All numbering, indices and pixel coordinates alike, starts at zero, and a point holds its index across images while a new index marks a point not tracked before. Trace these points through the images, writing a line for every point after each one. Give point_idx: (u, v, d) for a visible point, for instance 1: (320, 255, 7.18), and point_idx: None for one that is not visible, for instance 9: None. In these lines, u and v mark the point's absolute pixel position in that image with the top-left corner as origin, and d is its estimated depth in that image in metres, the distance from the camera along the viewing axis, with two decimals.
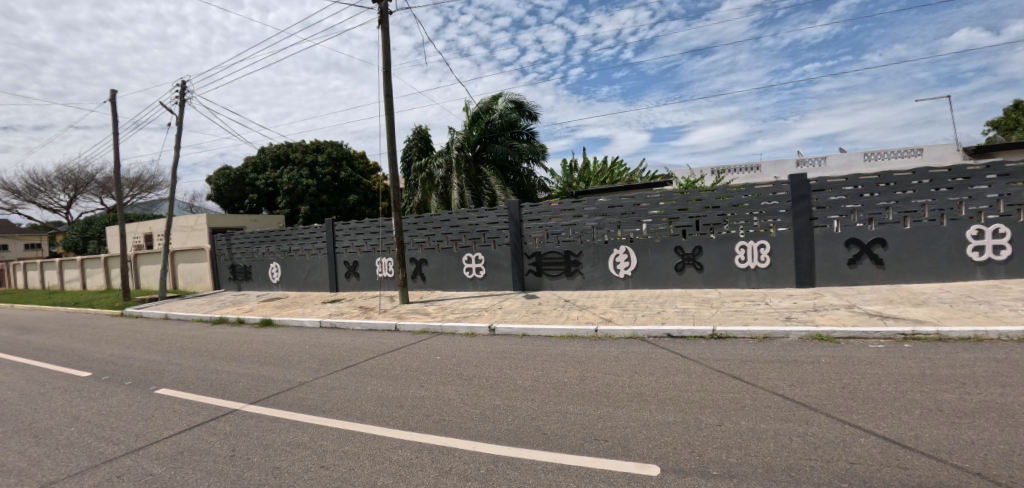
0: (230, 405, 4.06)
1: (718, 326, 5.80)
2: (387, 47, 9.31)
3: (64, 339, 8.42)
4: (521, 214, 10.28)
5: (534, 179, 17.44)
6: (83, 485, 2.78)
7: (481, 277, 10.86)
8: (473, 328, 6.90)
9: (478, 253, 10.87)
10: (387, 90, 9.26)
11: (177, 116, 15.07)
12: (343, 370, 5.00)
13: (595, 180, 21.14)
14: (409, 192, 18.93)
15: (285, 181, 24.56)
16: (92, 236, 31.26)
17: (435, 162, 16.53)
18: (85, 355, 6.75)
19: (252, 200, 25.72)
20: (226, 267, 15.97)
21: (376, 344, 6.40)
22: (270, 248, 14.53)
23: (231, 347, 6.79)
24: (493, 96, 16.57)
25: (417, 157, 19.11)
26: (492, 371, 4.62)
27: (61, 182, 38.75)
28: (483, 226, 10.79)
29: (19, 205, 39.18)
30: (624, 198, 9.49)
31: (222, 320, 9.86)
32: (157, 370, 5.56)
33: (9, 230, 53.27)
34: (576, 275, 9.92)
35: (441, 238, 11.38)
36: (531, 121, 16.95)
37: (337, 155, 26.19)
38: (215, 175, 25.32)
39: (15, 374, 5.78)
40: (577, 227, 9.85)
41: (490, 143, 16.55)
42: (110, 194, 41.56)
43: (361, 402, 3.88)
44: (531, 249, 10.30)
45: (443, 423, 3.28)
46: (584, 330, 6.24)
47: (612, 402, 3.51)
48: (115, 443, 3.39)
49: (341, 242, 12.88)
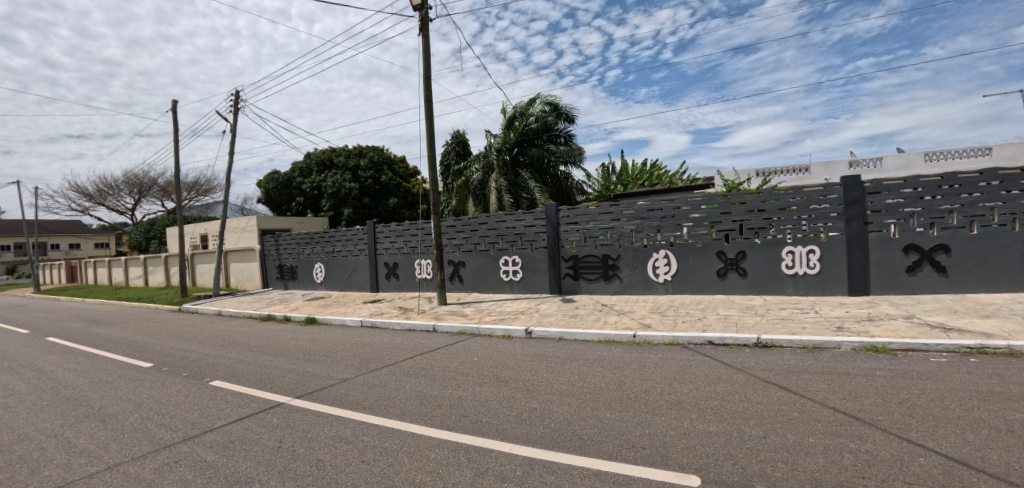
0: (278, 398, 4.23)
1: (764, 334, 5.56)
2: (427, 54, 9.50)
3: (128, 332, 9.08)
4: (558, 217, 10.23)
5: (572, 182, 17.37)
6: (145, 469, 2.97)
7: (518, 280, 10.89)
8: (509, 331, 6.91)
9: (514, 255, 10.92)
10: (426, 96, 9.45)
11: (230, 123, 15.89)
12: (383, 369, 5.11)
13: (634, 183, 20.87)
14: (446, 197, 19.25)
15: (329, 185, 25.55)
16: (154, 236, 33.57)
17: (472, 167, 16.76)
18: (148, 347, 7.22)
19: (299, 203, 26.93)
20: (274, 267, 16.71)
21: (415, 344, 6.52)
22: (314, 249, 15.14)
23: (279, 343, 7.10)
24: (530, 99, 16.62)
25: (455, 161, 19.41)
26: (528, 374, 4.61)
27: (127, 186, 41.77)
28: (520, 230, 10.82)
29: (91, 208, 42.70)
30: (663, 201, 9.28)
31: (270, 317, 10.34)
32: (211, 363, 5.89)
33: (83, 230, 58.18)
34: (614, 280, 9.78)
35: (479, 241, 11.48)
36: (568, 124, 16.86)
37: (378, 160, 26.92)
38: (266, 179, 26.72)
39: (88, 363, 6.28)
40: (615, 231, 9.72)
41: (527, 147, 16.59)
42: (170, 197, 44.58)
43: (400, 400, 3.97)
44: (568, 252, 10.23)
45: (480, 423, 3.31)
46: (623, 335, 6.13)
47: (650, 409, 3.43)
48: (172, 430, 3.61)
49: (381, 244, 13.23)
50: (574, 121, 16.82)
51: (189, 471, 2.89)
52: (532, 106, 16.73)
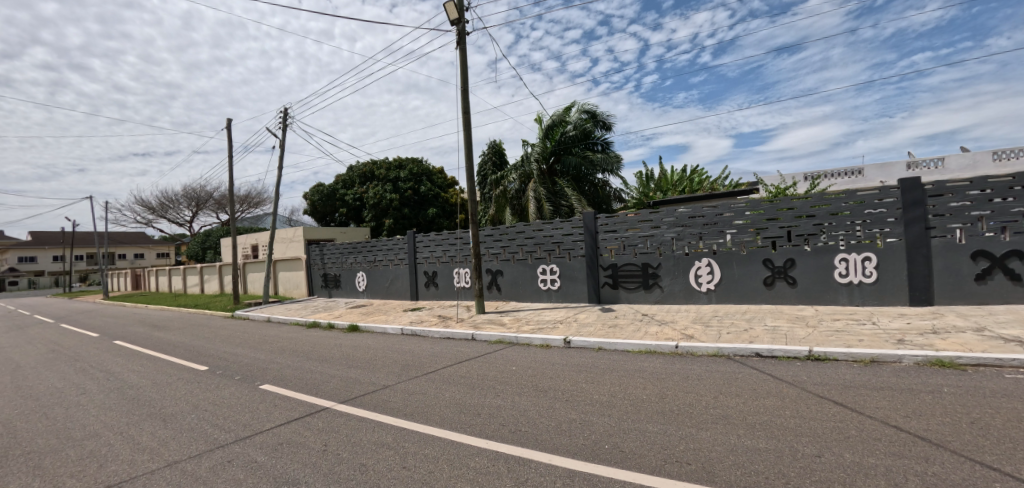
0: (323, 403, 4.38)
1: (816, 347, 5.26)
2: (464, 67, 9.69)
3: (186, 337, 9.68)
4: (596, 225, 10.15)
5: (611, 189, 17.28)
6: (201, 467, 3.14)
7: (556, 289, 10.84)
8: (548, 340, 6.87)
9: (551, 264, 10.89)
10: (464, 108, 9.63)
11: (279, 139, 16.77)
12: (423, 376, 5.19)
13: (674, 190, 20.43)
14: (484, 206, 19.50)
15: (371, 196, 26.43)
16: (210, 246, 35.73)
17: (509, 177, 16.84)
18: (204, 351, 7.64)
19: (343, 214, 28.03)
20: (319, 276, 17.37)
21: (454, 352, 6.58)
22: (356, 258, 15.64)
23: (324, 349, 7.35)
24: (566, 108, 16.62)
25: (492, 171, 19.66)
26: (567, 384, 4.56)
27: (186, 199, 44.79)
28: (558, 238, 10.79)
29: (155, 220, 46.02)
30: (705, 207, 9.02)
31: (316, 324, 10.73)
32: (262, 367, 6.16)
33: (147, 241, 62.64)
34: (655, 289, 9.56)
35: (516, 250, 11.53)
36: (605, 131, 16.77)
37: (417, 171, 27.57)
38: (312, 192, 28.03)
39: (151, 365, 6.70)
40: (655, 239, 9.52)
41: (565, 155, 16.55)
42: (224, 210, 47.41)
43: (440, 407, 4.01)
44: (607, 261, 10.10)
45: (519, 433, 3.29)
46: (664, 346, 5.97)
47: (694, 423, 3.30)
48: (226, 431, 3.79)
49: (421, 253, 13.50)
50: (612, 129, 16.70)
51: (240, 471, 3.02)
52: (568, 114, 16.70)
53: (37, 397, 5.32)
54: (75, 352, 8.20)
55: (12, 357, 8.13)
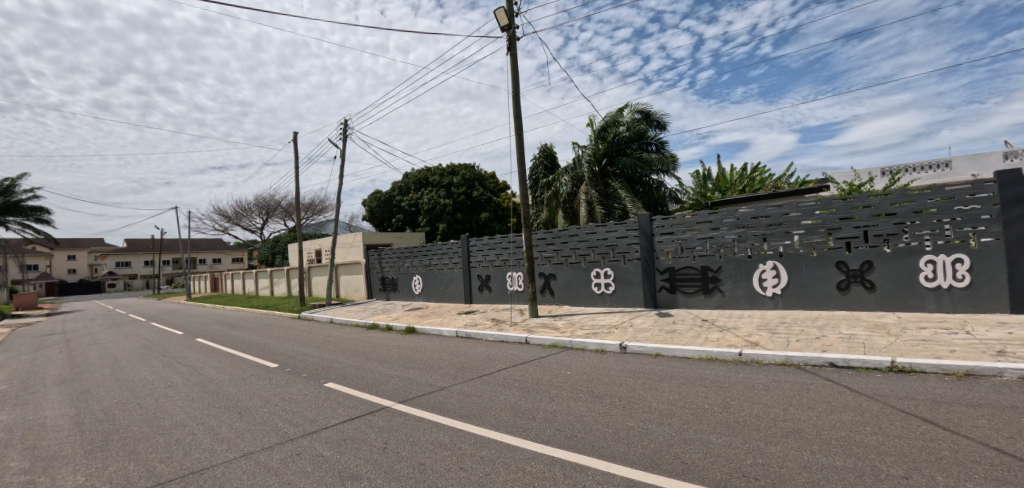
0: (383, 402, 4.55)
1: (899, 357, 4.82)
2: (515, 72, 9.79)
3: (256, 336, 10.41)
4: (651, 228, 9.89)
5: (665, 189, 17.01)
6: (273, 459, 3.36)
7: (611, 293, 10.67)
8: (603, 345, 6.77)
9: (605, 267, 10.75)
10: (516, 112, 9.72)
11: (339, 150, 17.72)
12: (477, 379, 5.27)
13: (734, 189, 19.53)
14: (535, 210, 19.52)
15: (426, 202, 27.31)
16: (278, 251, 38.34)
17: (561, 179, 16.76)
18: (275, 350, 8.18)
19: (399, 219, 29.20)
20: (377, 279, 18.13)
21: (509, 355, 6.63)
22: (412, 262, 16.17)
23: (383, 350, 7.66)
24: (618, 108, 16.39)
25: (543, 174, 19.67)
26: (625, 390, 4.46)
27: (258, 208, 48.31)
28: (612, 241, 10.63)
29: (230, 227, 50.05)
30: (769, 207, 8.55)
31: (374, 325, 11.19)
32: (326, 367, 6.50)
33: (222, 247, 68.08)
34: (715, 293, 9.18)
35: (569, 253, 11.50)
36: (659, 131, 16.40)
37: (470, 177, 28.04)
38: (370, 199, 29.44)
39: (229, 362, 7.27)
40: (715, 241, 9.14)
41: (618, 156, 16.31)
42: (291, 217, 50.70)
43: (495, 410, 4.05)
44: (663, 264, 9.81)
45: (575, 439, 3.26)
46: (727, 353, 5.70)
47: (762, 436, 3.12)
48: (295, 426, 4.03)
49: (475, 257, 13.73)
50: (666, 128, 16.33)
51: (308, 464, 3.20)
52: (621, 115, 16.46)
53: (135, 388, 5.92)
54: (163, 349, 9.04)
55: (113, 352, 9.09)
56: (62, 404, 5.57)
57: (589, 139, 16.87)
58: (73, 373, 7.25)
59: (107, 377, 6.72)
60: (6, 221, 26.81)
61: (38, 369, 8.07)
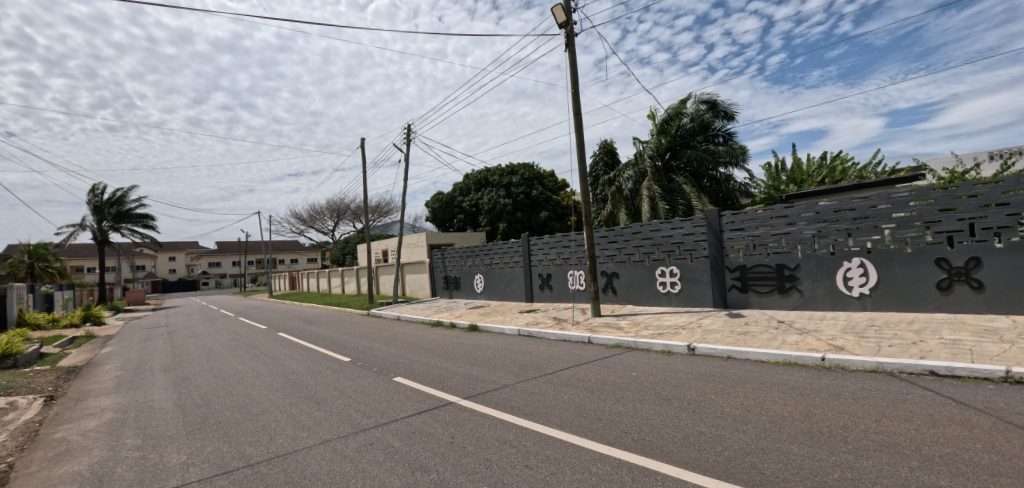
0: (449, 397, 4.71)
1: (1017, 367, 4.25)
2: (573, 69, 9.72)
3: (330, 331, 11.14)
4: (720, 224, 9.51)
5: (734, 183, 16.24)
6: (349, 447, 3.58)
7: (677, 292, 10.41)
8: (670, 346, 6.59)
9: (671, 266, 10.47)
10: (575, 110, 9.66)
11: (402, 154, 18.54)
12: (540, 378, 5.30)
13: (811, 182, 18.22)
14: (598, 207, 19.60)
15: (486, 202, 27.88)
16: (349, 252, 40.77)
17: (624, 175, 16.35)
18: (347, 345, 8.71)
19: (460, 220, 30.04)
20: (440, 278, 18.79)
21: (572, 355, 6.61)
22: (474, 262, 16.58)
23: (447, 347, 7.91)
24: (681, 100, 15.75)
25: (603, 171, 19.55)
26: (694, 393, 4.31)
27: (329, 211, 51.63)
28: (677, 238, 10.35)
29: (305, 229, 53.97)
30: (854, 199, 7.89)
31: (439, 323, 11.61)
32: (395, 362, 6.83)
33: (297, 247, 73.45)
34: (793, 293, 8.63)
35: (633, 251, 11.39)
36: (727, 121, 15.55)
37: (529, 176, 28.13)
38: (433, 200, 30.57)
39: (306, 355, 7.84)
40: (792, 237, 8.60)
41: (682, 150, 15.75)
42: (358, 219, 53.67)
43: (559, 409, 4.06)
44: (734, 262, 9.40)
45: (642, 442, 3.20)
46: (807, 358, 5.33)
47: (849, 449, 2.90)
48: (368, 417, 4.27)
49: (535, 256, 13.83)
50: (734, 118, 15.45)
51: (380, 453, 3.38)
52: (685, 106, 15.75)
53: (227, 377, 6.55)
54: (250, 342, 9.93)
55: (208, 344, 10.12)
56: (168, 389, 6.28)
57: (650, 133, 16.37)
58: (177, 362, 8.15)
59: (206, 366, 7.50)
60: (119, 227, 30.50)
61: (147, 357, 9.16)
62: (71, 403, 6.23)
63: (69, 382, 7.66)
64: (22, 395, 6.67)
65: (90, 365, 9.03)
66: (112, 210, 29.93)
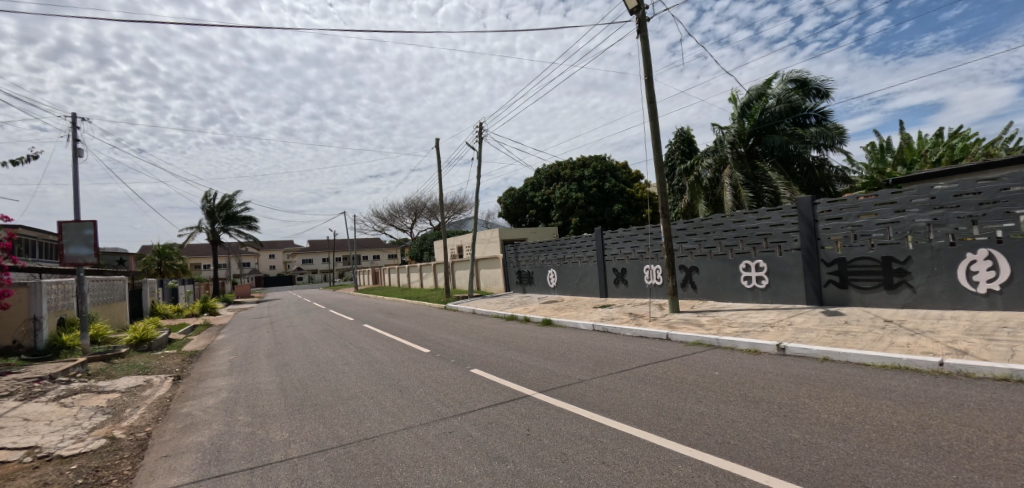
0: (525, 390, 4.81)
1: None
2: (646, 55, 9.36)
3: (412, 323, 11.81)
4: (814, 214, 8.82)
5: (828, 166, 14.85)
6: (431, 434, 3.78)
7: (764, 287, 9.85)
8: (757, 345, 6.19)
9: (757, 259, 9.98)
10: (648, 98, 9.32)
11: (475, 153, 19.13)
12: (616, 374, 5.23)
13: (925, 163, 15.97)
14: (676, 198, 18.92)
15: (558, 196, 27.84)
16: (427, 248, 42.82)
17: (702, 163, 15.49)
18: (429, 337, 9.17)
19: (532, 215, 30.27)
20: (514, 273, 19.15)
21: (650, 351, 6.44)
22: (547, 257, 16.68)
23: (523, 341, 8.06)
24: (766, 80, 14.57)
25: (680, 159, 18.74)
26: (785, 397, 4.01)
27: (408, 210, 54.50)
28: (764, 230, 9.80)
29: (386, 228, 57.50)
30: (980, 181, 6.78)
31: (513, 317, 11.85)
32: (472, 354, 7.07)
33: (378, 245, 78.50)
34: (903, 289, 7.67)
35: (714, 244, 11.00)
36: (820, 100, 14.14)
37: (601, 168, 27.78)
38: (505, 196, 31.15)
39: (390, 346, 8.36)
40: (901, 226, 7.65)
41: (767, 134, 14.62)
42: (434, 217, 56.09)
43: (637, 407, 3.98)
44: (831, 255, 8.63)
45: (727, 446, 3.04)
46: (921, 362, 4.73)
47: (976, 467, 2.54)
48: (448, 406, 4.47)
49: (610, 250, 13.63)
50: (829, 96, 14.01)
51: (460, 442, 3.53)
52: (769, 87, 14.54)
53: (320, 364, 7.20)
54: (340, 332, 10.82)
55: (304, 333, 11.18)
56: (272, 373, 7.01)
57: (731, 118, 15.36)
58: (277, 349, 9.11)
59: (302, 353, 8.30)
60: (227, 229, 34.44)
61: (253, 344, 10.33)
62: (195, 382, 7.18)
63: (193, 364, 8.86)
64: (157, 375, 7.83)
65: (208, 350, 10.36)
66: (221, 213, 33.86)
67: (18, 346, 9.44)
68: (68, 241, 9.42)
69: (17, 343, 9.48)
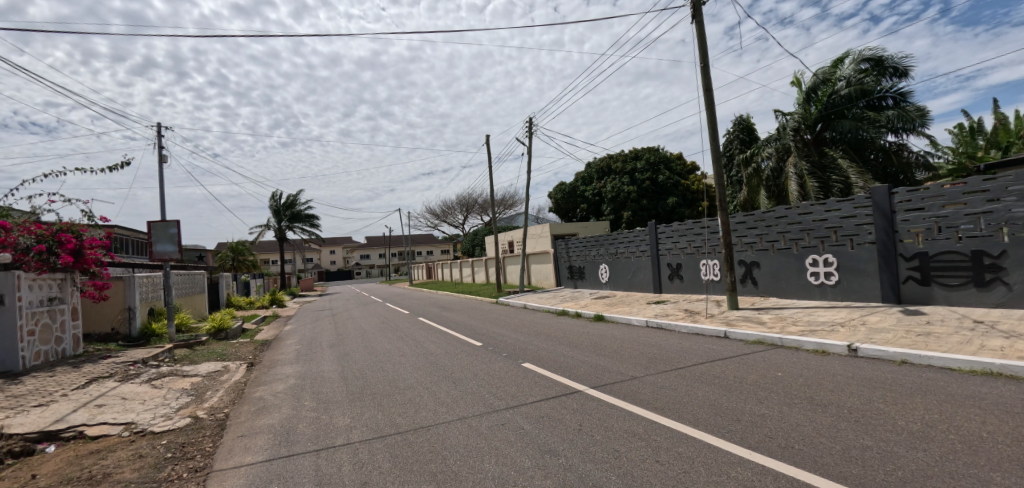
0: (576, 385, 4.80)
1: None
2: (702, 41, 8.95)
3: (465, 317, 12.11)
4: (891, 204, 8.07)
5: (909, 152, 13.43)
6: (483, 425, 3.87)
7: (833, 283, 9.21)
8: (824, 346, 5.80)
9: (826, 254, 9.34)
10: (704, 86, 8.91)
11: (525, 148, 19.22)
12: (671, 371, 5.09)
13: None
14: (735, 189, 18.05)
15: (609, 190, 27.33)
16: (478, 243, 43.60)
17: (762, 153, 14.67)
18: (483, 331, 9.36)
19: (583, 209, 29.92)
20: (565, 268, 19.07)
21: (707, 349, 6.20)
22: (599, 252, 16.47)
23: (574, 336, 8.04)
24: (834, 61, 13.47)
25: (739, 149, 17.81)
26: (857, 401, 3.72)
27: (460, 206, 55.71)
28: (833, 222, 9.14)
29: (439, 224, 59.14)
30: None
31: (565, 312, 11.82)
32: (523, 348, 7.14)
33: (431, 241, 80.93)
34: (997, 286, 6.82)
35: (776, 238, 10.43)
36: (898, 79, 12.87)
37: (655, 160, 26.97)
38: (555, 191, 31.03)
39: (444, 339, 8.61)
40: (995, 216, 6.79)
41: (836, 120, 13.50)
42: (484, 213, 56.89)
43: (692, 406, 3.86)
44: (911, 249, 7.86)
45: (791, 451, 2.87)
46: (1017, 368, 4.22)
47: None
48: (500, 399, 4.55)
49: (664, 245, 13.24)
50: (908, 74, 12.73)
51: (511, 434, 3.59)
52: (838, 68, 13.39)
53: (378, 355, 7.56)
54: (397, 325, 11.31)
55: (363, 325, 11.79)
56: (334, 362, 7.45)
57: (795, 104, 14.40)
58: (338, 340, 9.66)
59: (362, 344, 8.75)
60: (293, 227, 36.81)
61: (317, 335, 11.02)
62: (265, 369, 7.76)
63: (263, 352, 9.60)
64: (234, 361, 8.56)
65: (276, 340, 11.18)
66: (287, 212, 36.24)
67: (116, 333, 10.67)
68: (156, 239, 10.45)
69: (115, 330, 10.72)
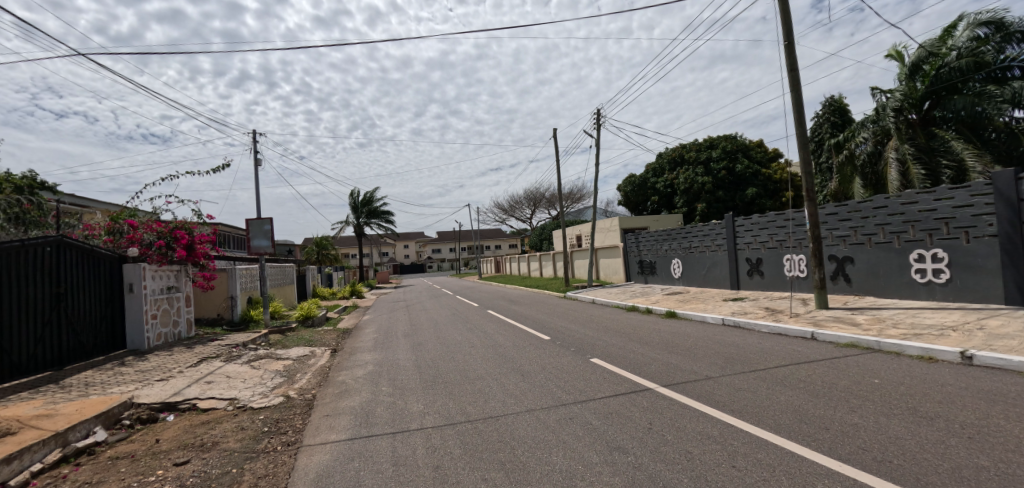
0: (646, 383, 4.70)
1: None
2: (786, 17, 8.22)
3: (532, 311, 12.25)
4: (1018, 192, 6.82)
5: None
6: (551, 418, 3.93)
7: (944, 282, 8.13)
8: (932, 352, 5.14)
9: (935, 248, 8.26)
10: (788, 67, 8.20)
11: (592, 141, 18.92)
12: (751, 373, 4.81)
13: None
14: (823, 176, 16.43)
15: (682, 181, 26.06)
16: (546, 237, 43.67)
17: (857, 137, 13.21)
18: (550, 324, 9.43)
19: (654, 202, 28.83)
20: (635, 263, 18.56)
21: (791, 351, 5.76)
22: (670, 246, 15.84)
23: (644, 332, 7.85)
24: (945, 29, 11.67)
25: (829, 133, 16.17)
26: (974, 416, 3.27)
27: (526, 200, 56.11)
28: (943, 213, 8.01)
29: (506, 218, 60.05)
30: None
31: (634, 308, 11.55)
32: (591, 344, 7.10)
33: (499, 235, 82.46)
34: None
35: (874, 231, 9.39)
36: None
37: (732, 148, 25.30)
38: (624, 184, 30.22)
39: (511, 332, 8.80)
40: None
41: (947, 97, 11.79)
42: (551, 207, 56.84)
43: (774, 411, 3.63)
44: None
45: (889, 466, 2.61)
46: None
47: None
48: (568, 393, 4.59)
49: (742, 239, 12.45)
50: None
51: (579, 429, 3.61)
52: (949, 37, 11.64)
53: (449, 345, 7.91)
54: (466, 317, 11.73)
55: (436, 317, 12.36)
56: (409, 351, 7.92)
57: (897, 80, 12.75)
58: (413, 330, 10.23)
59: (434, 335, 9.20)
60: (370, 222, 39.32)
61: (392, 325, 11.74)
62: (347, 355, 8.43)
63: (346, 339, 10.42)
64: (320, 346, 9.39)
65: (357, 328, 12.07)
66: (364, 208, 38.80)
67: (221, 318, 12.14)
68: (252, 235, 11.70)
69: (220, 315, 12.19)
